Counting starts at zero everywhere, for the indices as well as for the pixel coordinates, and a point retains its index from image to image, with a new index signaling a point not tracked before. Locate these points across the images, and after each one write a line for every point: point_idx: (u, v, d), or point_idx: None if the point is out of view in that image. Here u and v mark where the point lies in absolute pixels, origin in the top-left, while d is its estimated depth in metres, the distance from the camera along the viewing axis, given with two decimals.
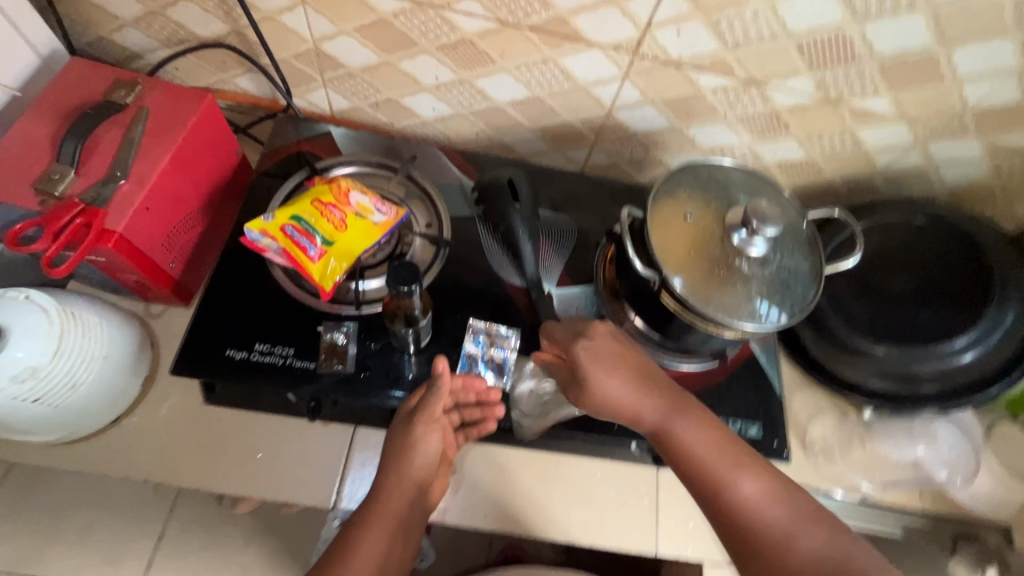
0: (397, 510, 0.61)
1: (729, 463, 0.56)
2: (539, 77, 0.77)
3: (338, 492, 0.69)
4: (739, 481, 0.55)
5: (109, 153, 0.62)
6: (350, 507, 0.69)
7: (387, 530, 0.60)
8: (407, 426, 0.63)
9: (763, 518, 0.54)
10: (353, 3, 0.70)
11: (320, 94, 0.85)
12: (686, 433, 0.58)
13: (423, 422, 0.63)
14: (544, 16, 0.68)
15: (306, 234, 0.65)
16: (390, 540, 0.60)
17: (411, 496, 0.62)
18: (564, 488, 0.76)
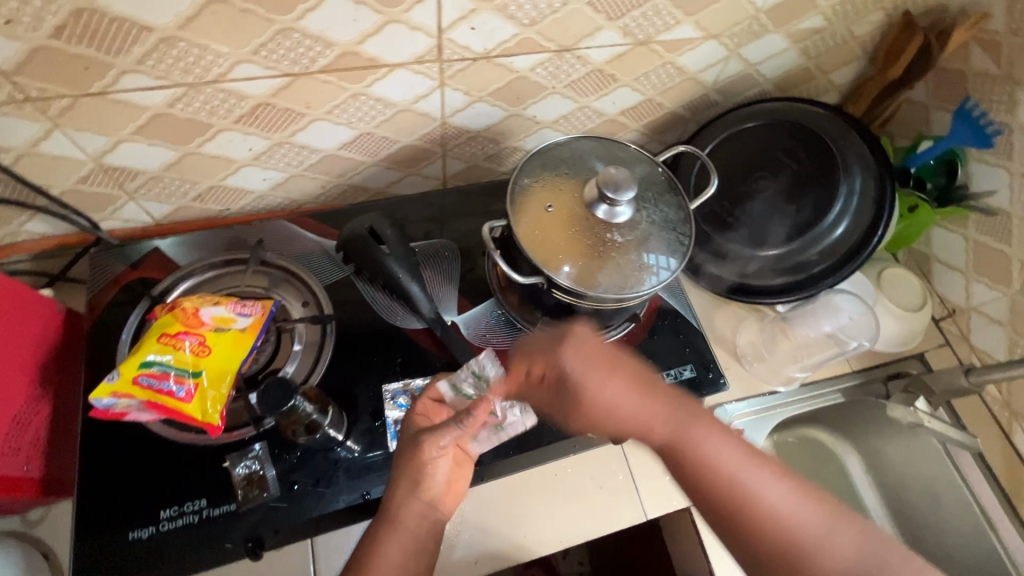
0: (410, 527, 0.59)
1: (745, 472, 0.54)
2: (358, 113, 0.72)
3: None
4: (765, 489, 0.53)
5: None
6: None
7: (405, 543, 0.59)
8: (410, 449, 0.60)
9: (797, 524, 0.52)
10: (115, 107, 0.61)
11: (130, 208, 0.76)
12: (702, 441, 0.55)
13: (431, 444, 0.59)
14: (331, 56, 0.62)
15: (166, 376, 0.58)
16: (407, 556, 0.58)
17: (421, 513, 0.60)
18: (541, 500, 0.76)
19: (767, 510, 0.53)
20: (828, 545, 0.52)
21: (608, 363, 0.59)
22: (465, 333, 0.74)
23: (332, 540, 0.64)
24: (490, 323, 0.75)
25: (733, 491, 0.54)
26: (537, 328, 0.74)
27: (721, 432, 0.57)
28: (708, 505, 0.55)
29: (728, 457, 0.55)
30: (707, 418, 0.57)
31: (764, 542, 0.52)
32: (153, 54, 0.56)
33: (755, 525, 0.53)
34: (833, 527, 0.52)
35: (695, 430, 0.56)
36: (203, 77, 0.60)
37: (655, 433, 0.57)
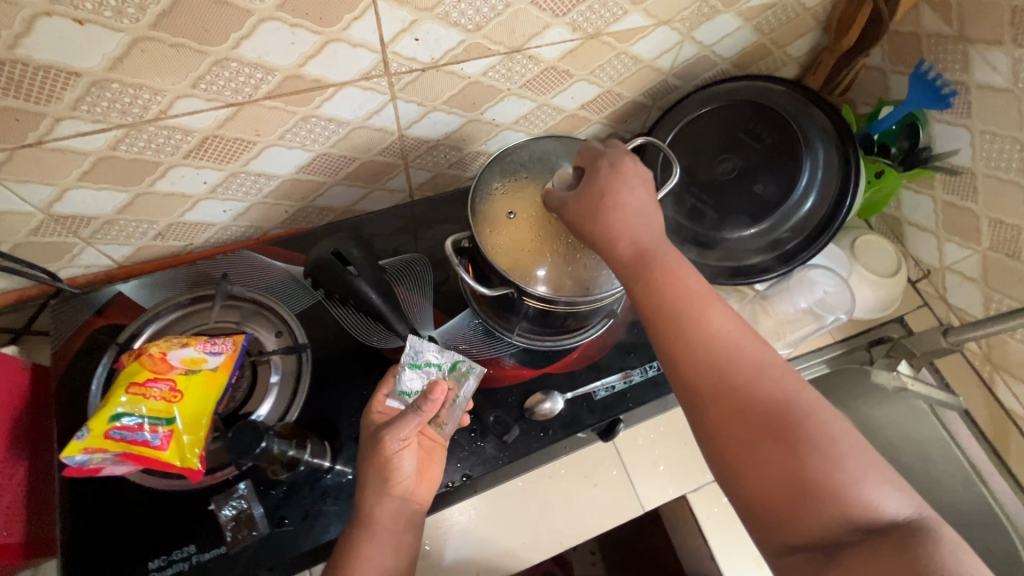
0: (389, 520, 0.58)
1: (736, 331, 0.50)
2: (311, 135, 0.70)
3: None
4: (754, 349, 0.49)
5: None
6: None
7: (385, 532, 0.58)
8: (375, 446, 0.58)
9: (781, 389, 0.47)
10: (56, 156, 0.59)
11: (89, 255, 0.74)
12: (693, 295, 0.51)
13: (393, 442, 0.57)
14: (273, 81, 0.61)
15: (139, 426, 0.56)
16: (393, 544, 0.58)
17: (395, 507, 0.59)
18: (534, 505, 0.76)
19: (716, 336, 0.49)
20: (811, 414, 0.46)
21: (622, 205, 0.56)
22: (443, 347, 0.73)
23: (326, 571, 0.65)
24: (468, 334, 0.74)
25: (720, 348, 0.49)
26: (516, 334, 0.73)
27: (709, 288, 0.52)
28: (641, 293, 0.52)
29: (694, 292, 0.51)
30: (703, 282, 0.52)
31: (740, 397, 0.47)
32: (86, 98, 0.54)
33: (732, 384, 0.47)
34: (805, 407, 0.46)
35: (676, 279, 0.52)
36: (143, 116, 0.59)
37: (644, 286, 0.52)
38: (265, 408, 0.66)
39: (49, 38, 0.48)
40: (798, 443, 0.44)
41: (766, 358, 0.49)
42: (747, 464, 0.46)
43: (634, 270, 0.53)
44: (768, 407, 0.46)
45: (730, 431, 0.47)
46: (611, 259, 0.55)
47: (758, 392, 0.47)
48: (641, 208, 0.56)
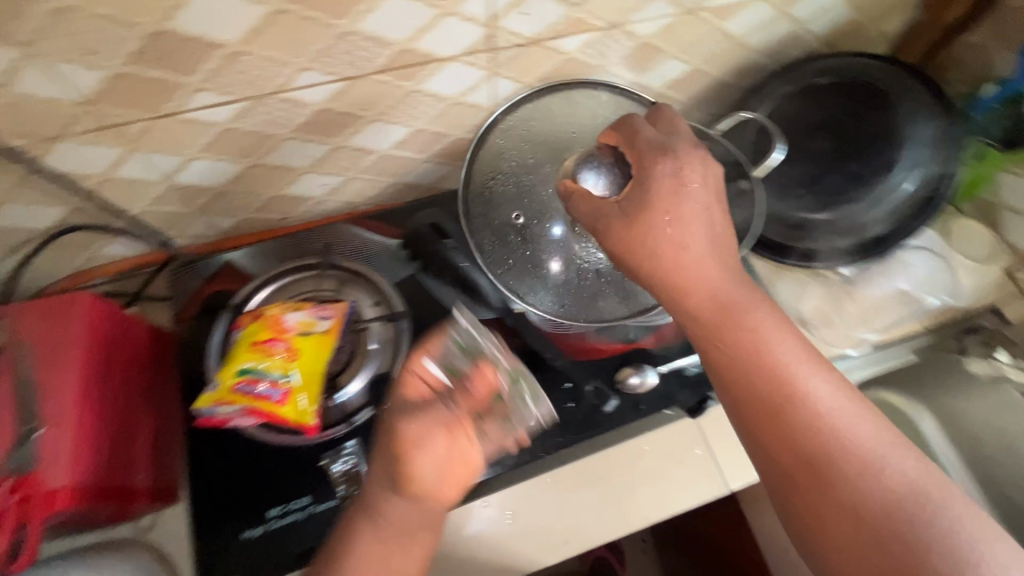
0: (399, 511, 0.52)
1: (835, 407, 0.47)
2: (411, 110, 0.73)
3: None
4: (856, 428, 0.46)
5: (12, 409, 0.54)
6: None
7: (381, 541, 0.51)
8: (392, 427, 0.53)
9: (884, 476, 0.44)
10: (186, 126, 0.63)
11: (199, 225, 0.78)
12: (794, 369, 0.48)
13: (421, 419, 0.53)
14: (387, 54, 0.62)
15: (263, 381, 0.59)
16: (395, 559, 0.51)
17: (402, 507, 0.52)
18: (587, 490, 0.76)
19: (807, 412, 0.47)
20: (922, 506, 0.43)
21: (711, 243, 0.51)
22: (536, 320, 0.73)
23: None
24: None
25: (818, 428, 0.46)
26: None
27: (796, 352, 0.49)
28: (723, 369, 0.50)
29: (785, 362, 0.48)
30: (801, 351, 0.49)
31: (840, 485, 0.45)
32: (220, 69, 0.57)
33: (830, 468, 0.45)
34: (911, 499, 0.43)
35: (770, 350, 0.48)
36: (266, 88, 0.61)
37: (738, 349, 0.49)
38: (368, 371, 0.67)
39: (201, 12, 0.51)
40: (917, 536, 0.42)
41: (872, 434, 0.46)
42: (855, 554, 0.44)
43: (728, 334, 0.50)
44: (864, 495, 0.44)
45: (827, 520, 0.45)
46: (685, 310, 0.52)
47: (855, 481, 0.45)
48: (696, 227, 0.51)
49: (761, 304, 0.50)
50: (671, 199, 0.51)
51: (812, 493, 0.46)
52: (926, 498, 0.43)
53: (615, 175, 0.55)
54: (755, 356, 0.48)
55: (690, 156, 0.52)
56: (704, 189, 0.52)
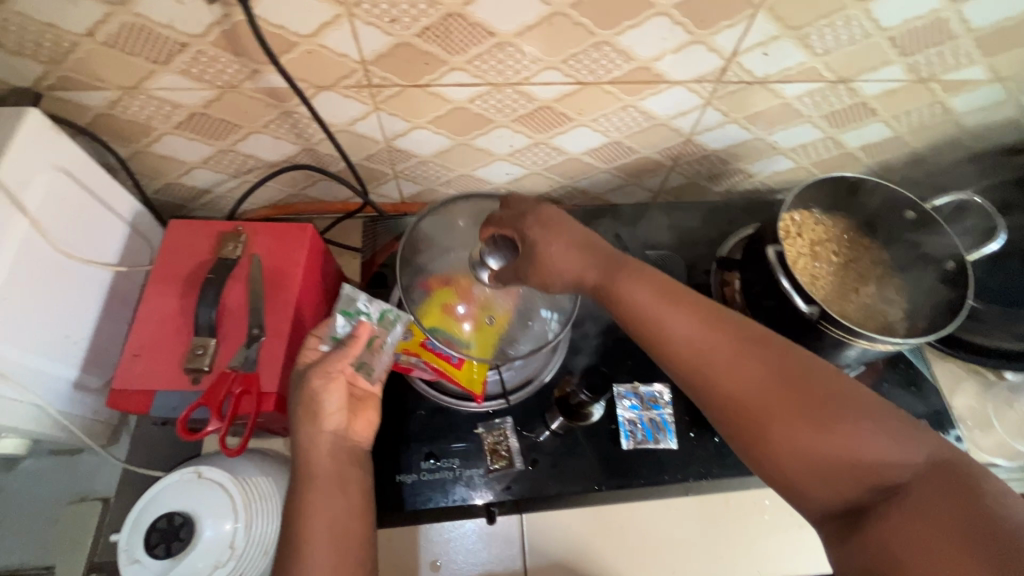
0: (327, 467, 0.54)
1: (713, 342, 0.52)
2: (617, 123, 0.76)
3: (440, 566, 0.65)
4: (746, 358, 0.51)
5: (242, 313, 0.62)
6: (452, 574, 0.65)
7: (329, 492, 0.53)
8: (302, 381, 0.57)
9: (780, 380, 0.49)
10: (428, 98, 0.68)
11: (391, 184, 0.85)
12: (667, 324, 0.54)
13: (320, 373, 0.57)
14: (626, 68, 0.66)
15: (446, 346, 0.65)
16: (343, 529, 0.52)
17: (331, 443, 0.56)
18: (702, 532, 0.70)
19: (696, 354, 0.52)
20: (818, 391, 0.48)
21: (574, 252, 0.61)
22: None
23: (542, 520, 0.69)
24: None
25: (713, 369, 0.51)
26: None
27: (662, 302, 0.56)
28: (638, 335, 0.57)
29: (658, 315, 0.55)
30: (683, 314, 0.54)
31: (755, 409, 0.49)
32: (483, 55, 0.62)
33: (742, 400, 0.49)
34: (806, 385, 0.48)
35: (661, 315, 0.55)
36: (510, 79, 0.66)
37: (639, 312, 0.56)
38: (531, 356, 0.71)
39: (496, 2, 0.56)
40: (834, 451, 0.46)
41: (774, 359, 0.50)
42: (794, 480, 0.47)
43: (640, 306, 0.56)
44: (773, 396, 0.49)
45: (771, 443, 0.48)
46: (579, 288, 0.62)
47: (764, 391, 0.49)
48: (572, 254, 0.61)
49: (644, 282, 0.57)
50: (550, 234, 0.62)
51: (745, 427, 0.49)
52: (821, 385, 0.49)
53: (504, 252, 0.63)
54: (644, 324, 0.56)
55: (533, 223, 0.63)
56: (550, 236, 0.62)
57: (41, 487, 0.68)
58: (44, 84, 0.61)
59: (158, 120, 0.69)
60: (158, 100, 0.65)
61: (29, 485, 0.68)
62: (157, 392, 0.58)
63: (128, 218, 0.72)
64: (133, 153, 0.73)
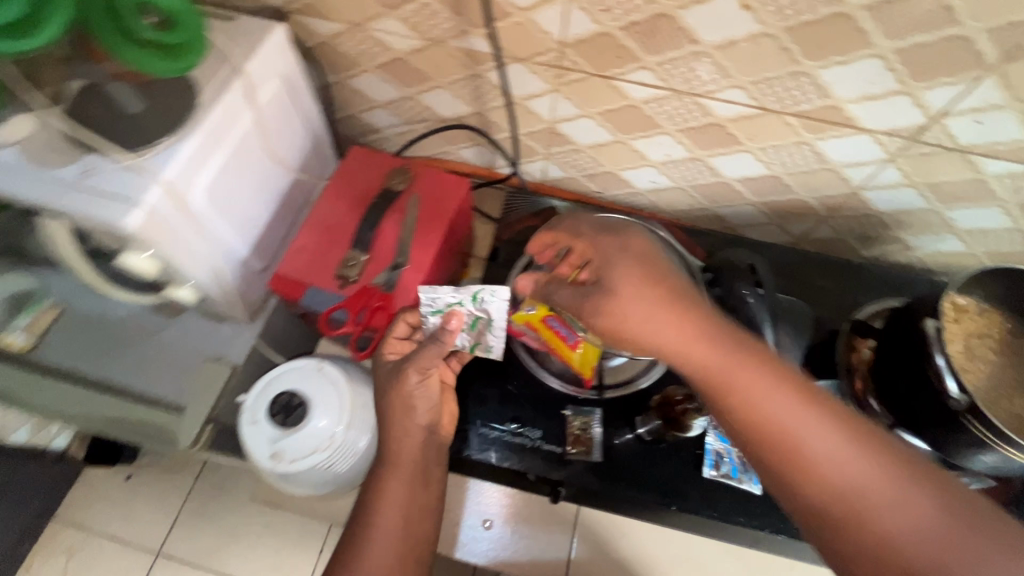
0: (412, 455, 0.59)
1: (811, 436, 0.45)
2: (785, 157, 0.74)
3: (489, 518, 0.71)
4: (842, 465, 0.44)
5: (393, 241, 0.68)
6: (495, 527, 0.70)
7: (404, 481, 0.57)
8: (397, 377, 0.60)
9: (856, 489, 0.44)
10: (608, 90, 0.71)
11: (539, 164, 0.89)
12: (761, 399, 0.46)
13: (416, 370, 0.60)
14: (816, 104, 0.65)
15: (568, 326, 0.66)
16: (410, 494, 0.57)
17: (420, 436, 0.60)
18: None
19: (795, 447, 0.45)
20: (879, 515, 0.43)
21: (628, 271, 0.52)
22: None
23: (599, 519, 0.71)
24: None
25: (804, 468, 0.45)
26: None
27: (745, 368, 0.48)
28: (765, 444, 0.46)
29: (738, 379, 0.47)
30: (816, 416, 0.46)
31: (867, 529, 0.43)
32: (677, 60, 0.64)
33: (841, 511, 0.44)
34: (853, 500, 0.43)
35: (747, 382, 0.47)
36: (693, 89, 0.67)
37: (709, 368, 0.48)
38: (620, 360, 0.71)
39: (711, 13, 0.57)
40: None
41: (848, 470, 0.44)
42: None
43: (685, 355, 0.49)
44: (850, 510, 0.43)
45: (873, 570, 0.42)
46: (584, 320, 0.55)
47: (816, 493, 0.44)
48: (637, 295, 0.51)
49: (761, 361, 0.48)
50: (636, 270, 0.52)
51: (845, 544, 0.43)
52: (953, 528, 0.42)
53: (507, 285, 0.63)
54: (697, 373, 0.49)
55: (621, 258, 0.54)
56: (634, 291, 0.51)
57: (188, 337, 0.79)
58: (292, 7, 0.71)
59: (365, 57, 0.77)
60: (373, 40, 0.74)
61: (181, 333, 0.79)
62: (311, 286, 0.66)
63: (316, 135, 0.82)
64: (334, 82, 0.83)
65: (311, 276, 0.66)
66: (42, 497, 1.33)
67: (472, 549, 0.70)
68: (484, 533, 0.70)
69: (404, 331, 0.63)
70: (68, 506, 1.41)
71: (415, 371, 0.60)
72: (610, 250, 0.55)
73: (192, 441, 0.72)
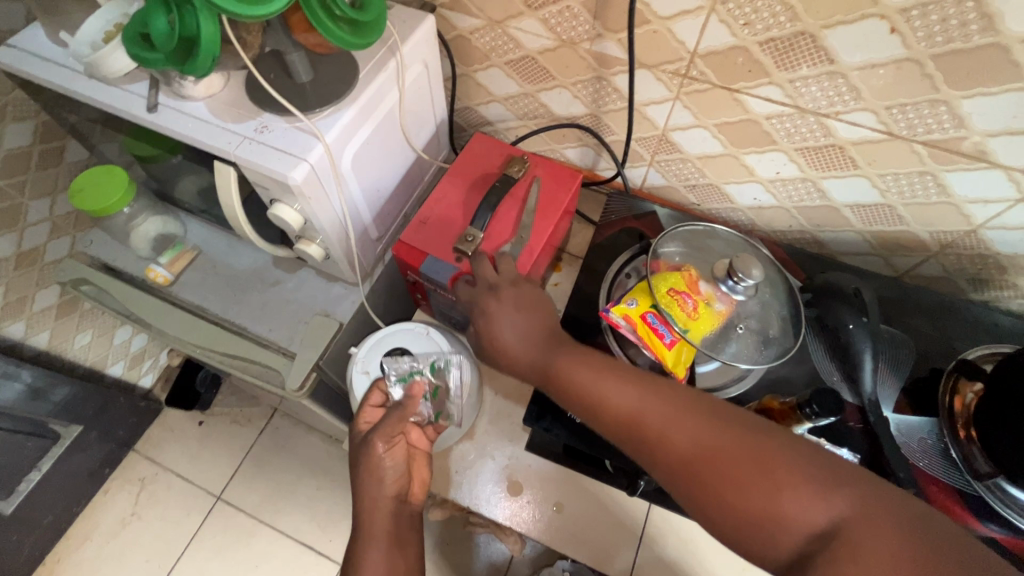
0: (385, 525, 0.68)
1: (673, 426, 0.51)
2: (903, 186, 0.73)
3: (553, 500, 0.73)
4: (707, 445, 0.49)
5: (508, 225, 0.73)
6: (555, 507, 0.73)
7: (382, 541, 0.67)
8: (367, 448, 0.70)
9: (723, 467, 0.47)
10: (730, 103, 0.73)
11: (641, 170, 0.92)
12: (627, 406, 0.54)
13: (381, 438, 0.70)
14: (950, 134, 0.64)
15: (666, 323, 0.69)
16: (388, 548, 0.66)
17: (389, 506, 0.70)
18: None
19: (662, 439, 0.51)
20: (761, 493, 0.45)
21: (513, 304, 0.64)
22: (896, 435, 0.70)
23: (670, 519, 0.72)
24: (925, 441, 0.70)
25: (675, 461, 0.50)
26: (1008, 507, 0.63)
27: (613, 385, 0.55)
28: (621, 431, 0.54)
29: (609, 395, 0.55)
30: (634, 389, 0.55)
31: (738, 513, 0.45)
32: (809, 78, 0.65)
33: (713, 496, 0.47)
34: (727, 477, 0.46)
35: (617, 392, 0.55)
36: (819, 108, 0.68)
37: (597, 387, 0.56)
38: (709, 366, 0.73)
39: (856, 34, 0.59)
40: (795, 503, 0.44)
41: (715, 448, 0.48)
42: (765, 541, 0.44)
43: (575, 376, 0.57)
44: (729, 492, 0.46)
45: (755, 541, 0.45)
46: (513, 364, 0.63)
47: (701, 479, 0.48)
48: (529, 337, 0.63)
49: (598, 365, 0.58)
50: (501, 310, 0.64)
51: (728, 523, 0.46)
52: (816, 490, 0.44)
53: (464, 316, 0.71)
54: (566, 387, 0.58)
55: (502, 301, 0.64)
56: (505, 304, 0.64)
57: (303, 291, 0.86)
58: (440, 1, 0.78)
59: (496, 53, 0.82)
60: (508, 37, 0.79)
61: (296, 287, 0.86)
62: (429, 256, 0.70)
63: (438, 120, 0.88)
64: (460, 74, 0.89)
65: (431, 248, 0.71)
66: (127, 429, 1.42)
67: (525, 521, 0.72)
68: (542, 509, 0.73)
69: (376, 400, 0.75)
70: (145, 442, 1.48)
71: (381, 441, 0.70)
72: (494, 300, 0.65)
73: (299, 386, 0.78)
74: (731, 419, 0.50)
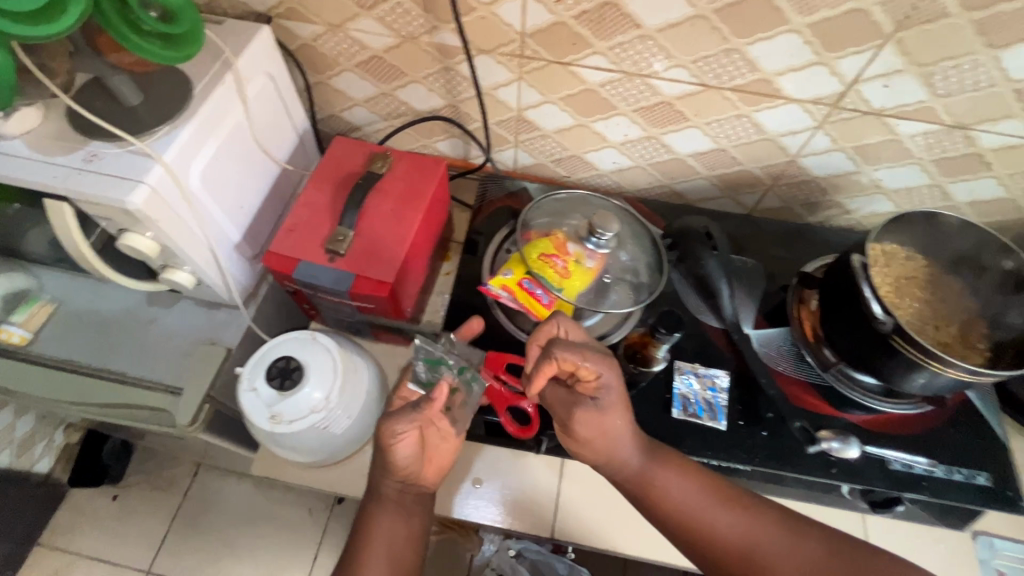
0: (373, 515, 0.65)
1: (750, 534, 0.60)
2: (729, 130, 0.82)
3: (475, 478, 0.78)
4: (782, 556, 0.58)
5: (378, 219, 0.74)
6: (480, 485, 0.77)
7: (389, 525, 0.64)
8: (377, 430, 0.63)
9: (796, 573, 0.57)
10: (567, 76, 0.79)
11: (509, 152, 0.96)
12: (708, 512, 0.61)
13: (391, 422, 0.62)
14: (749, 78, 0.73)
15: (541, 285, 0.74)
16: (391, 536, 0.64)
17: (396, 490, 0.65)
18: None
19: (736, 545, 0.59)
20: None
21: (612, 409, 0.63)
22: (757, 347, 0.78)
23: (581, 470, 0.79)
24: (780, 347, 0.79)
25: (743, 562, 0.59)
26: (852, 389, 0.74)
27: (698, 494, 0.62)
28: (694, 532, 0.61)
29: (694, 500, 0.62)
30: (702, 489, 0.62)
31: None
32: (625, 44, 0.72)
33: None
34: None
35: (703, 505, 0.61)
36: (641, 70, 0.75)
37: (676, 491, 0.62)
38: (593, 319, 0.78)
39: None
40: None
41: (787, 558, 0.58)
42: None
43: (658, 482, 0.63)
44: None
45: None
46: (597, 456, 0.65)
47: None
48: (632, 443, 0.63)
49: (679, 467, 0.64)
50: (604, 409, 0.62)
51: None
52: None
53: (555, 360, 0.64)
54: (645, 491, 0.63)
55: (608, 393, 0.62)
56: (618, 417, 0.62)
57: (184, 323, 0.82)
58: (274, 11, 0.78)
59: (344, 57, 0.84)
60: (351, 39, 0.80)
61: (175, 321, 0.83)
62: (301, 261, 0.70)
63: (299, 131, 0.88)
64: (315, 82, 0.89)
65: (302, 253, 0.71)
66: (26, 522, 1.28)
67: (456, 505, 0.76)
68: (470, 490, 0.77)
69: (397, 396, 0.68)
70: (51, 532, 1.34)
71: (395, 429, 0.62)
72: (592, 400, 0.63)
73: (191, 420, 0.73)
74: (801, 529, 0.60)
